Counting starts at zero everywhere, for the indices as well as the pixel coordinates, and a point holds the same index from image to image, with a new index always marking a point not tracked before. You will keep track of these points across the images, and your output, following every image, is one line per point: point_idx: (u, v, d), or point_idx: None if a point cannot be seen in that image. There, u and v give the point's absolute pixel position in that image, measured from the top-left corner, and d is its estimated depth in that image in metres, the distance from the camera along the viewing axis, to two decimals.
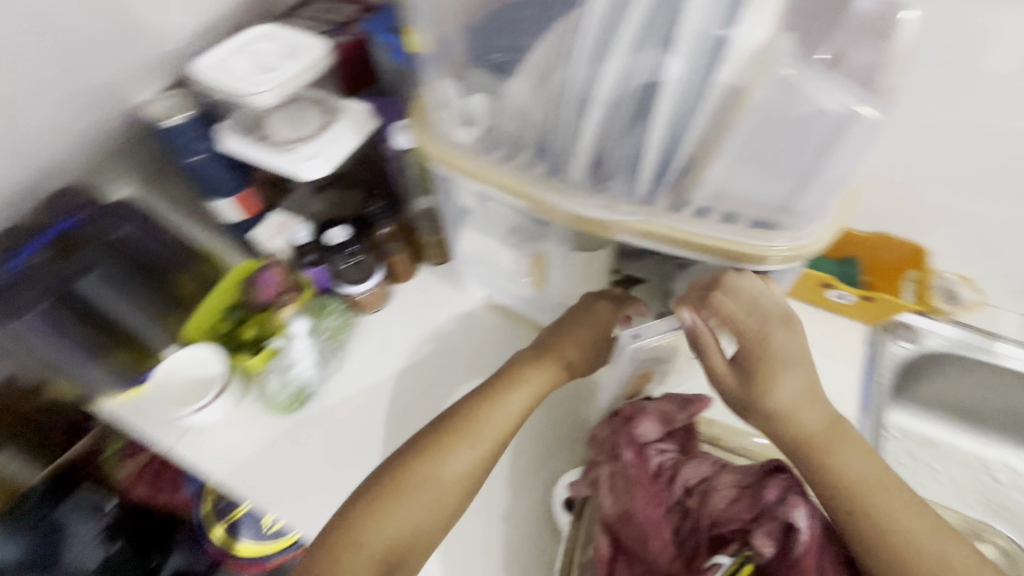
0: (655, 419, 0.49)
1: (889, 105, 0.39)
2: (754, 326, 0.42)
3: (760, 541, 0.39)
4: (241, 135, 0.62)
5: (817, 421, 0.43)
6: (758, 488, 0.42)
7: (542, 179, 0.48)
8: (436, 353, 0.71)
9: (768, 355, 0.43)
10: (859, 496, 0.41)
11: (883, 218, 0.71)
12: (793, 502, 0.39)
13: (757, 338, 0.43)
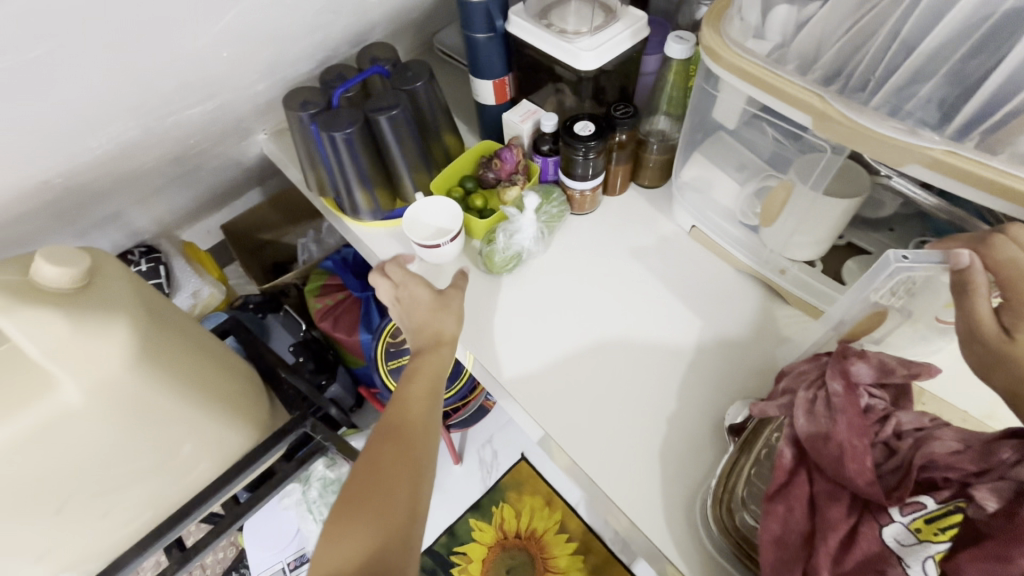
0: (870, 367, 0.48)
1: None
2: None
3: (982, 494, 0.38)
4: (530, 20, 0.69)
5: None
6: (991, 447, 0.39)
7: (838, 95, 0.48)
8: (631, 265, 0.75)
9: None
10: None
11: None
12: None
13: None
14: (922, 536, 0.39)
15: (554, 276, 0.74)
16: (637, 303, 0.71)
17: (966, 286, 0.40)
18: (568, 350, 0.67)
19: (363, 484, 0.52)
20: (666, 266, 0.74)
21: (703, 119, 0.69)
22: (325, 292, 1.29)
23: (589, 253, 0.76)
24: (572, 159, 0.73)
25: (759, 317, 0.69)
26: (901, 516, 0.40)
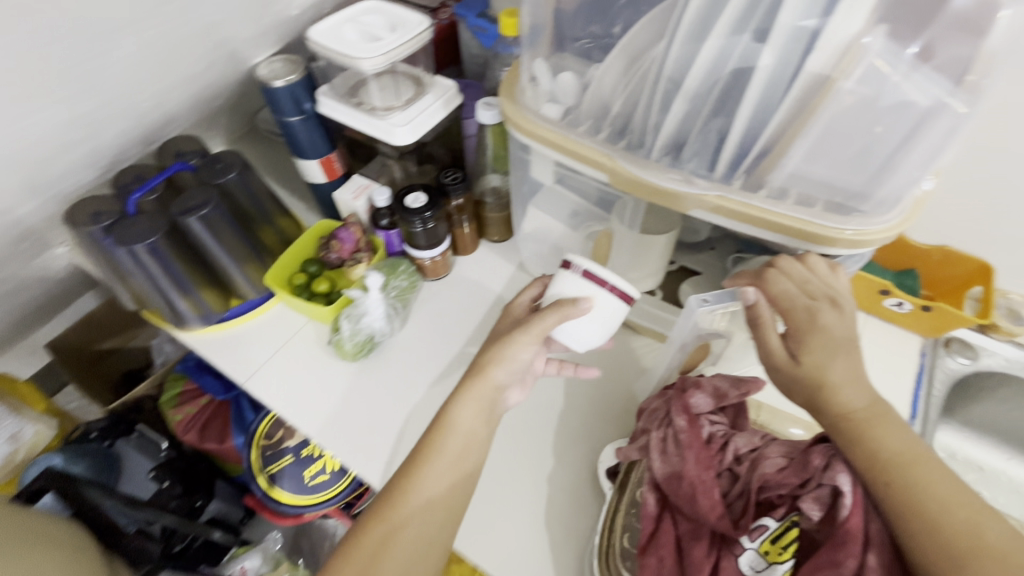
0: (708, 395, 0.51)
1: (977, 101, 0.40)
2: (804, 301, 0.42)
3: (807, 507, 0.41)
4: (341, 98, 0.68)
5: (859, 400, 0.41)
6: (806, 456, 0.43)
7: (623, 152, 0.52)
8: (492, 321, 0.74)
9: (815, 331, 0.42)
10: (895, 468, 0.39)
11: (947, 231, 0.71)
12: (840, 467, 0.40)
13: (816, 315, 0.41)
14: (772, 557, 0.41)
15: (436, 368, 0.69)
16: None
17: (758, 323, 0.44)
18: None
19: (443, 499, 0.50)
20: None
21: (524, 184, 0.70)
22: (182, 402, 1.10)
23: (468, 333, 0.73)
24: (411, 232, 0.71)
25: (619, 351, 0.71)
26: (752, 542, 0.42)
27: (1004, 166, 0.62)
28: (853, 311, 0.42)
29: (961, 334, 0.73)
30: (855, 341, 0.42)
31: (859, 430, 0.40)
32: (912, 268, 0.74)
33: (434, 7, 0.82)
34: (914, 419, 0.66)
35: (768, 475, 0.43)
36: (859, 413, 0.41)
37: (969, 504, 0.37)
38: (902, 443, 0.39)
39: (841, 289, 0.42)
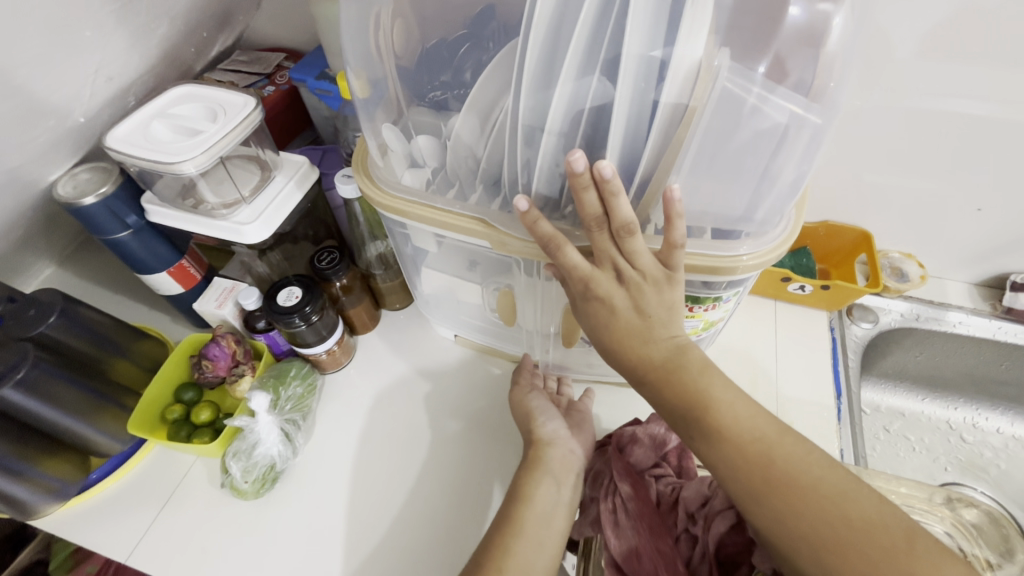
0: (648, 450, 0.49)
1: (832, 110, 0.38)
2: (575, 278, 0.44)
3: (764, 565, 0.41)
4: (173, 203, 0.58)
5: (656, 353, 0.44)
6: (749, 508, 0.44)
7: (499, 215, 0.47)
8: (412, 403, 0.67)
9: (589, 298, 0.45)
10: (754, 445, 0.40)
11: (825, 206, 0.74)
12: None
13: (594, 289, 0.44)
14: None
15: (362, 478, 0.61)
16: (433, 443, 0.64)
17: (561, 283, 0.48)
18: (396, 556, 0.57)
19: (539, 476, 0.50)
20: (447, 385, 0.69)
21: (409, 250, 0.62)
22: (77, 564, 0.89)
23: (387, 427, 0.65)
24: (294, 332, 0.62)
25: None
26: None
27: (858, 138, 0.65)
28: (641, 286, 0.43)
29: (858, 302, 0.76)
30: (656, 313, 0.44)
31: (667, 375, 0.43)
32: (802, 244, 0.77)
33: (269, 73, 0.74)
34: (840, 396, 0.67)
35: (723, 535, 0.43)
36: (664, 363, 0.44)
37: (755, 430, 0.41)
38: (699, 386, 0.43)
39: (647, 270, 0.42)
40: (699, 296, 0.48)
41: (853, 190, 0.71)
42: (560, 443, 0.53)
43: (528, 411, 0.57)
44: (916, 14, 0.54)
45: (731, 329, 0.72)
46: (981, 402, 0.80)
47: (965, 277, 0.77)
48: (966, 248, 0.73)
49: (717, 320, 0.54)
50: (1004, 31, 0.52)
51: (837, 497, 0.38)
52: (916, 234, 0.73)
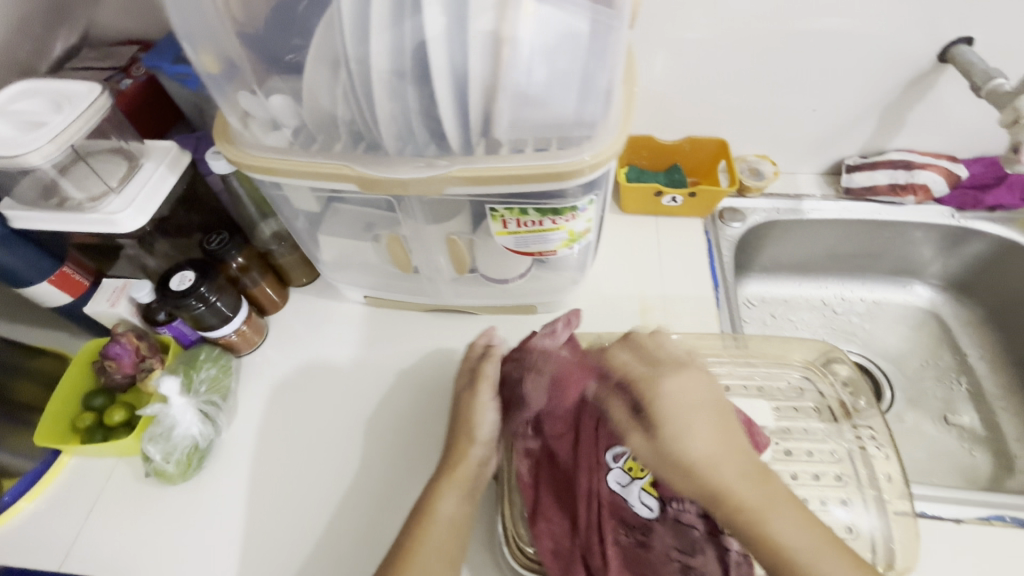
0: (554, 369, 0.53)
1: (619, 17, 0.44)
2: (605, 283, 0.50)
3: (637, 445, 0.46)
4: (38, 205, 0.57)
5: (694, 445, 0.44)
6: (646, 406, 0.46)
7: (362, 158, 0.50)
8: (333, 365, 0.70)
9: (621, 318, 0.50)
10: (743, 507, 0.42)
11: (685, 123, 0.81)
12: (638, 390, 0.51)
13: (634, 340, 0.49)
14: (637, 471, 0.51)
15: (293, 444, 0.64)
16: (358, 398, 0.67)
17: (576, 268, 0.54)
18: (336, 503, 0.60)
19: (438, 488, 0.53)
20: (365, 345, 0.72)
21: (302, 224, 0.65)
22: None
23: (309, 394, 0.67)
24: (196, 315, 0.62)
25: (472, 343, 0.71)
26: (616, 470, 0.51)
27: (695, 54, 0.71)
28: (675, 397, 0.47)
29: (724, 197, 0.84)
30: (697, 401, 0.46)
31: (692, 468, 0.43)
32: (673, 162, 0.83)
33: (123, 66, 0.72)
34: (718, 288, 0.75)
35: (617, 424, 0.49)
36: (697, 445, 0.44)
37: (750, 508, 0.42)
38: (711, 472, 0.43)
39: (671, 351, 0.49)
40: (558, 207, 0.53)
41: (703, 104, 0.77)
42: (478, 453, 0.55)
43: (467, 415, 0.57)
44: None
45: (620, 249, 0.78)
46: (845, 277, 0.91)
47: (814, 169, 0.86)
48: (808, 143, 0.82)
49: (584, 232, 0.58)
50: None
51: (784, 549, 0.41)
52: (765, 137, 0.81)
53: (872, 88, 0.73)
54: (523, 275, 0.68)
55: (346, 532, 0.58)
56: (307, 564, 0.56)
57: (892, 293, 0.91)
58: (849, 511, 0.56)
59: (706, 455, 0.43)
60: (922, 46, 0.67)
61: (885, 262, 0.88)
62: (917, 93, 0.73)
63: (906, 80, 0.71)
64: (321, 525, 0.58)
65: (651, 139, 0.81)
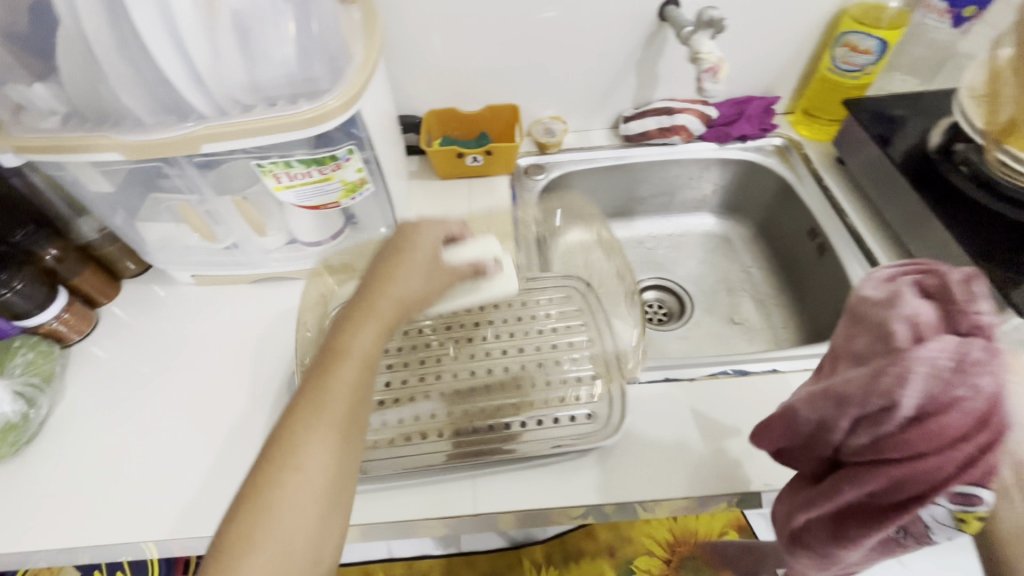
0: (936, 347, 0.39)
1: None
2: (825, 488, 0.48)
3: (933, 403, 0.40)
4: None
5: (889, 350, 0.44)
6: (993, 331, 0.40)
7: (124, 128, 0.56)
8: (163, 341, 0.75)
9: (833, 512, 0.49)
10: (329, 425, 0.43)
11: (480, 95, 0.92)
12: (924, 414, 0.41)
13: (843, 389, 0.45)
14: (966, 527, 0.44)
15: (118, 416, 0.68)
16: (186, 366, 0.72)
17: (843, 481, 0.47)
18: (157, 461, 0.64)
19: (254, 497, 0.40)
20: (194, 320, 0.77)
21: (116, 218, 0.70)
22: None
23: (137, 371, 0.72)
24: (4, 304, 0.65)
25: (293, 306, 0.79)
26: (942, 505, 0.43)
27: (465, 31, 0.83)
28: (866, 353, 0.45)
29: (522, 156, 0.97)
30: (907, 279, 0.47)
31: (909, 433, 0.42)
32: (480, 130, 0.95)
33: None
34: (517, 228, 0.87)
35: (960, 424, 0.39)
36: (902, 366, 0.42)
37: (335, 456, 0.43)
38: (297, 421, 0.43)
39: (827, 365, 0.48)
40: (318, 157, 0.61)
41: (488, 76, 0.89)
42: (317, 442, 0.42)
43: (310, 400, 0.44)
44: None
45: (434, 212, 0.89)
46: (651, 216, 1.04)
47: (604, 125, 0.99)
48: (589, 102, 0.95)
49: (359, 181, 0.67)
50: None
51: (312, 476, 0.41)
52: (552, 100, 0.94)
53: (618, 48, 0.87)
54: (336, 236, 0.77)
55: (168, 484, 0.63)
56: (126, 510, 0.61)
57: (691, 224, 1.04)
58: (566, 372, 0.66)
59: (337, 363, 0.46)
60: (644, 9, 0.82)
61: (678, 199, 1.02)
62: (656, 49, 0.87)
63: (642, 39, 0.86)
64: (141, 475, 0.63)
65: (454, 112, 0.92)
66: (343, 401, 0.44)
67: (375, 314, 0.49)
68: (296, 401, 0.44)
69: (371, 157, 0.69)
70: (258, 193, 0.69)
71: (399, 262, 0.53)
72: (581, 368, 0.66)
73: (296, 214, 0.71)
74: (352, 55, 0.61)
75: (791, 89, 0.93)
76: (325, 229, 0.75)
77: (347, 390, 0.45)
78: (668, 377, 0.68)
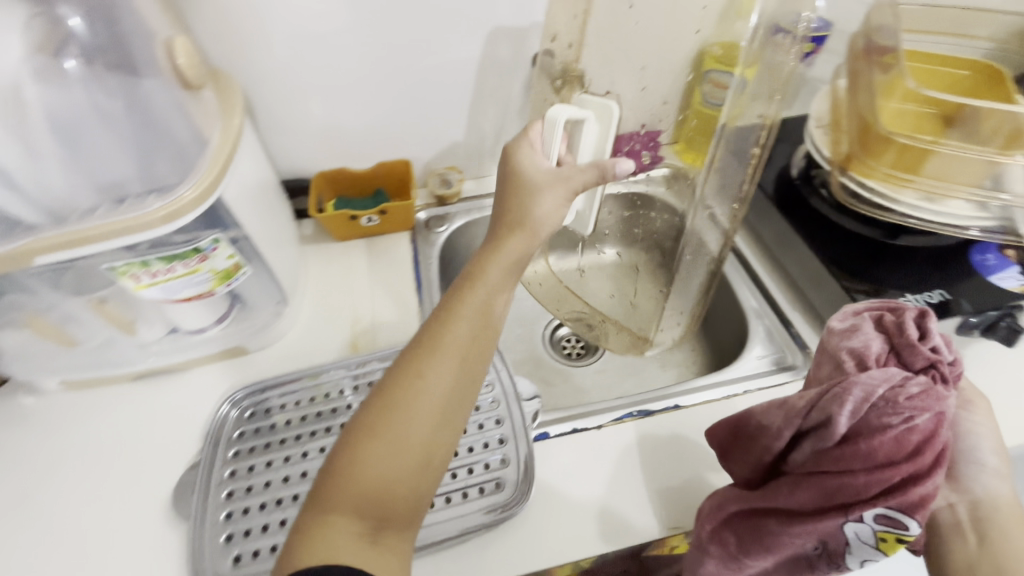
0: (879, 376, 0.44)
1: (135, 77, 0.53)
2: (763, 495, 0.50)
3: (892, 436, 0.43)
4: None
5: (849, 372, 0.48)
6: (943, 371, 0.45)
7: None
8: (27, 462, 0.66)
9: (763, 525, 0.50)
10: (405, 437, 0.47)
11: (370, 153, 0.92)
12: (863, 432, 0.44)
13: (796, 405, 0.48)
14: (886, 549, 0.45)
15: None
16: (58, 486, 0.64)
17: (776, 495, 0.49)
18: None
19: (339, 491, 0.44)
20: (65, 432, 0.69)
21: None
22: None
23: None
24: None
25: (181, 397, 0.72)
26: (868, 525, 0.44)
27: (346, 94, 0.84)
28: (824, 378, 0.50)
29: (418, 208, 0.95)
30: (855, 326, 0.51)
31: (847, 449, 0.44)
32: (375, 187, 0.94)
33: None
34: (421, 289, 0.85)
35: (889, 450, 0.42)
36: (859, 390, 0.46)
37: (424, 450, 0.47)
38: (426, 392, 0.49)
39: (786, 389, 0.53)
40: (179, 252, 0.58)
41: (376, 134, 0.90)
42: (387, 455, 0.46)
43: (423, 370, 0.50)
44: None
45: (331, 277, 0.86)
46: None
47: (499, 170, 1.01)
48: (481, 150, 0.97)
49: (233, 267, 0.64)
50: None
51: (382, 484, 0.45)
52: (444, 151, 0.95)
53: (500, 96, 0.90)
54: (222, 320, 0.73)
55: None
56: None
57: None
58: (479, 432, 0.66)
59: (461, 340, 0.52)
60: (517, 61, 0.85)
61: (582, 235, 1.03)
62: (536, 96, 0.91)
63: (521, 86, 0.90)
64: None
65: (344, 171, 0.91)
66: (440, 399, 0.49)
67: (476, 291, 0.55)
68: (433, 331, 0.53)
69: (244, 238, 0.67)
70: (118, 294, 0.63)
71: (509, 241, 0.58)
72: (486, 434, 0.66)
73: (170, 307, 0.66)
74: (203, 140, 0.58)
75: (671, 120, 0.87)
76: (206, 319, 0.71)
77: (476, 336, 0.53)
78: (575, 429, 0.68)
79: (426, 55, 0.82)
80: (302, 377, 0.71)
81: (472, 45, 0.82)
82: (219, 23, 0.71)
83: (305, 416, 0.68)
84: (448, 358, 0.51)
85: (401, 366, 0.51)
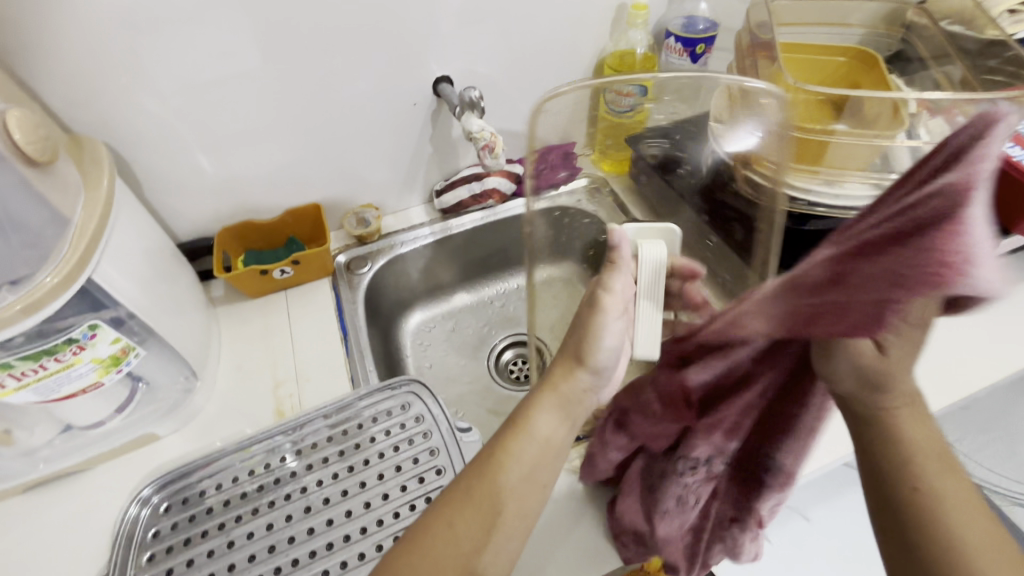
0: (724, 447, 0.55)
1: None
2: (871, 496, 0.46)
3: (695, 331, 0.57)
4: None
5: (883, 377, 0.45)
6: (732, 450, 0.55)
7: None
8: None
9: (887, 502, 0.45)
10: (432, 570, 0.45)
11: (277, 202, 0.87)
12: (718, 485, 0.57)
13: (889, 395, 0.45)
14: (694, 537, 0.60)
15: None
16: None
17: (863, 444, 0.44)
18: None
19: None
20: None
21: None
22: None
23: None
24: None
25: (83, 501, 0.64)
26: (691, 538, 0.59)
27: (240, 146, 0.78)
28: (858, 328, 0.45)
29: (336, 252, 0.91)
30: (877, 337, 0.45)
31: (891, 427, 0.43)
32: (287, 236, 0.89)
33: None
34: (348, 336, 0.80)
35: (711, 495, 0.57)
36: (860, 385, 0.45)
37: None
38: (472, 522, 0.48)
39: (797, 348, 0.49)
40: (48, 347, 0.52)
41: (280, 182, 0.85)
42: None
43: (483, 490, 0.49)
44: (151, 43, 0.65)
45: (247, 340, 0.80)
46: (492, 278, 1.03)
47: (418, 201, 0.98)
48: (396, 183, 0.94)
49: (121, 351, 0.58)
50: (238, 46, 0.69)
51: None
52: (357, 190, 0.91)
53: (406, 129, 0.87)
54: (121, 409, 0.65)
55: None
56: None
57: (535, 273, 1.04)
58: (425, 486, 0.62)
59: (509, 484, 0.50)
60: (418, 91, 0.83)
61: (513, 255, 1.02)
62: (444, 124, 0.89)
63: (427, 117, 0.87)
64: None
65: (250, 224, 0.85)
66: (477, 538, 0.47)
67: (530, 432, 0.52)
68: (466, 480, 0.50)
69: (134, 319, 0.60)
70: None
71: (569, 377, 0.55)
72: (429, 487, 0.62)
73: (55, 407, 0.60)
74: (64, 222, 0.53)
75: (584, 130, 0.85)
76: (105, 411, 0.63)
77: (518, 489, 0.50)
78: None
79: (322, 97, 0.78)
80: (220, 457, 0.65)
81: (366, 82, 0.79)
82: (78, 89, 0.65)
83: (229, 499, 0.62)
84: (495, 495, 0.49)
85: (463, 482, 0.50)
